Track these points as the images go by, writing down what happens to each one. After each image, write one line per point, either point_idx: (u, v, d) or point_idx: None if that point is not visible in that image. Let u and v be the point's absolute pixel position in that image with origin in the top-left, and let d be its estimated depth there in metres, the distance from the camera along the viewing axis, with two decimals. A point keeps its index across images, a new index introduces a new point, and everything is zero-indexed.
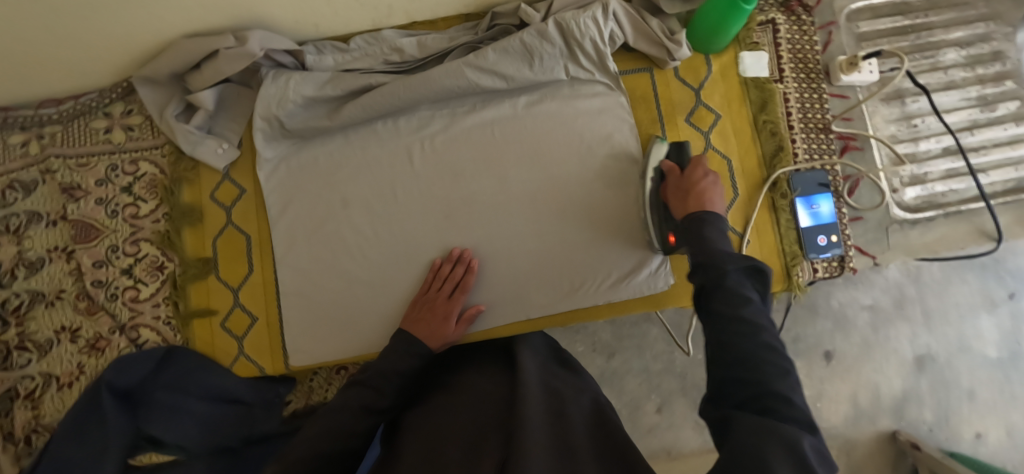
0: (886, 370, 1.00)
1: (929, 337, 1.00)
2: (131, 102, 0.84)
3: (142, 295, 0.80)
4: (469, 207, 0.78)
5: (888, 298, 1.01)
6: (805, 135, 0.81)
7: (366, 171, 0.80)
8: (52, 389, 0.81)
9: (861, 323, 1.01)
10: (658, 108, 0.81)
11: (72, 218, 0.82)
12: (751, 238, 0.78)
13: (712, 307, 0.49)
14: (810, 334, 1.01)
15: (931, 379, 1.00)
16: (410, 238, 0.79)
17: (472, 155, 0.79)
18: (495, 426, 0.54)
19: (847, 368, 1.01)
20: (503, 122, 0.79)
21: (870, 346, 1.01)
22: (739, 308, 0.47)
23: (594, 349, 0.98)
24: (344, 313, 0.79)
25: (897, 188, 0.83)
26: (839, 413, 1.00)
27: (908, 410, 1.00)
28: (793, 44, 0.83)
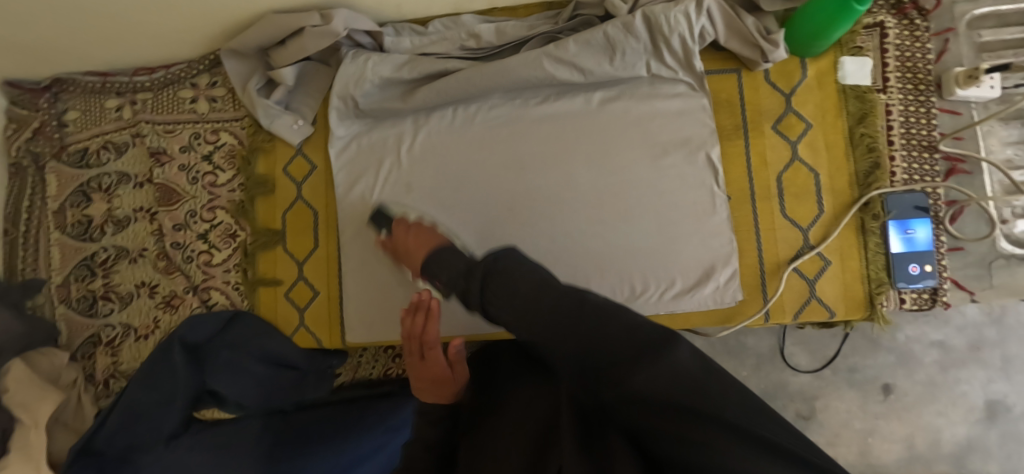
0: (951, 415, 0.93)
1: (1006, 385, 0.91)
2: (217, 74, 0.87)
3: (215, 260, 0.84)
4: (531, 200, 0.77)
5: (963, 339, 0.93)
6: (906, 153, 0.74)
7: (435, 158, 0.79)
8: (130, 339, 0.86)
9: (928, 361, 0.93)
10: (744, 113, 0.76)
11: (157, 181, 0.86)
12: (833, 260, 0.73)
13: (498, 298, 0.53)
14: (870, 366, 0.95)
15: (1002, 430, 0.92)
16: (470, 229, 0.78)
17: (537, 150, 0.78)
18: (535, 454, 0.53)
19: (906, 407, 0.94)
20: (574, 118, 0.77)
21: (936, 386, 0.93)
22: (515, 285, 0.51)
23: None
24: (402, 297, 0.80)
25: (1006, 219, 0.74)
26: (892, 452, 0.94)
27: (971, 460, 0.92)
28: (903, 50, 0.75)
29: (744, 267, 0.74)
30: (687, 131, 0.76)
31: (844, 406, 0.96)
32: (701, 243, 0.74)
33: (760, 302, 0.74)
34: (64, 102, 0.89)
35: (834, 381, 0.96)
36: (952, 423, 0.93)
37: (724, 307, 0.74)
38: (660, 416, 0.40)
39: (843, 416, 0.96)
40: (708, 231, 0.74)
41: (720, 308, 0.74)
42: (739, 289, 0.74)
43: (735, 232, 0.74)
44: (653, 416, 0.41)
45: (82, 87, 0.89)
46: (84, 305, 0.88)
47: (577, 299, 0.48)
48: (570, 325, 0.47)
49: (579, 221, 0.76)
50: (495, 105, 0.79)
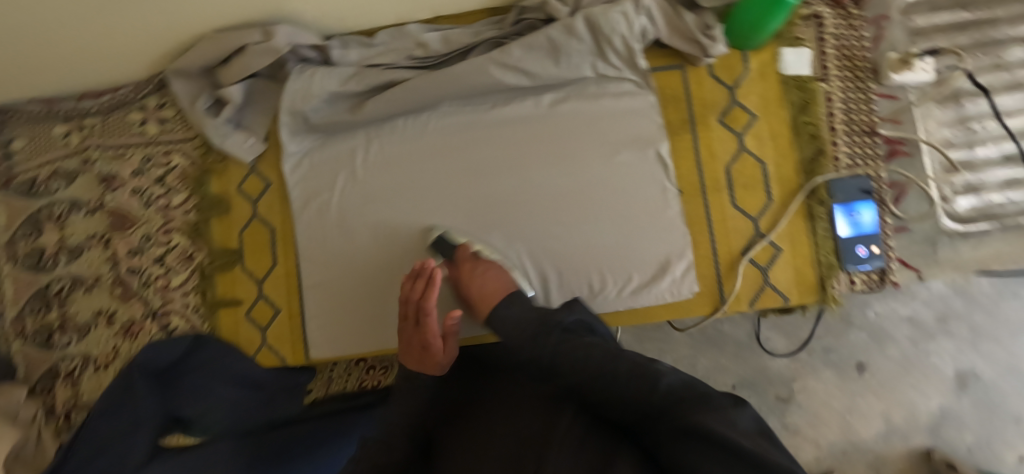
0: (925, 389, 1.00)
1: (974, 355, 1.00)
2: (164, 95, 0.86)
3: (172, 284, 0.83)
4: (489, 205, 0.78)
5: (931, 313, 1.02)
6: (849, 138, 0.76)
7: (391, 169, 0.79)
8: (89, 370, 0.84)
9: (900, 336, 1.01)
10: (691, 108, 0.77)
11: (110, 207, 0.85)
12: (784, 248, 0.75)
13: (564, 349, 0.56)
14: (844, 347, 1.02)
15: (972, 398, 1.00)
16: (430, 238, 0.78)
17: (494, 153, 0.78)
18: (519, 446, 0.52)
19: (881, 383, 1.02)
20: (526, 121, 0.78)
21: (909, 361, 1.01)
22: (586, 345, 0.55)
23: None
24: (363, 310, 0.80)
25: (948, 197, 0.76)
26: (870, 428, 1.01)
27: (945, 430, 1.00)
28: (840, 39, 0.77)
29: (697, 258, 0.76)
30: (635, 128, 0.77)
31: (822, 386, 1.02)
32: (656, 237, 0.75)
33: (714, 291, 0.75)
34: (7, 132, 0.87)
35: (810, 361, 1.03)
36: (926, 396, 1.01)
37: (681, 299, 0.75)
38: (692, 455, 0.41)
39: (823, 397, 1.02)
40: (662, 225, 0.75)
41: (677, 301, 0.75)
42: (695, 281, 0.75)
43: (687, 224, 0.76)
44: (686, 452, 0.41)
45: (25, 115, 0.87)
46: (40, 338, 0.86)
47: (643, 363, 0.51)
48: (631, 379, 0.49)
49: (537, 223, 0.77)
50: (447, 112, 0.79)
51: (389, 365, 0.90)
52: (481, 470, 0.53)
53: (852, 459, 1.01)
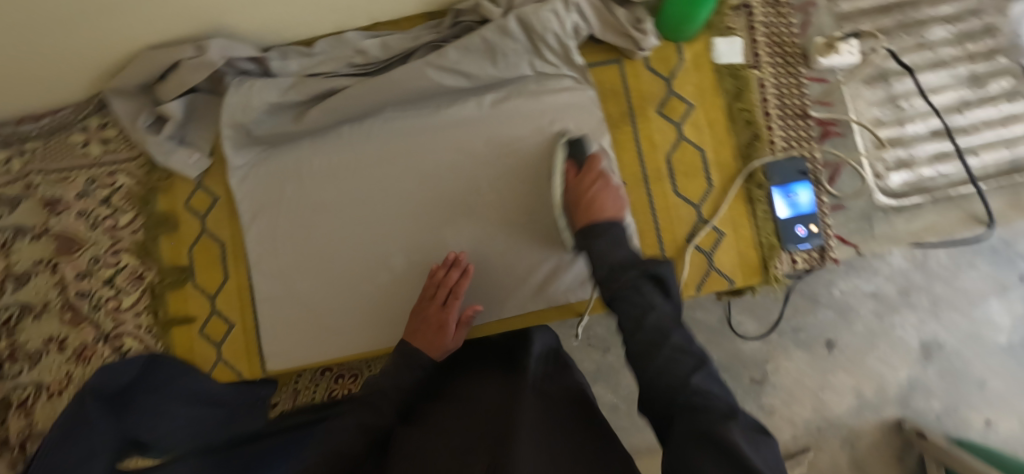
0: (892, 361, 1.17)
1: (935, 324, 1.17)
2: (106, 115, 0.85)
3: (124, 305, 0.82)
4: (438, 208, 0.79)
5: (894, 287, 1.18)
6: (783, 122, 0.78)
7: (340, 178, 0.80)
8: (43, 398, 0.83)
9: (865, 310, 1.18)
10: (629, 101, 0.79)
11: (55, 231, 0.84)
12: (726, 231, 0.77)
13: (623, 304, 0.61)
14: (813, 324, 1.18)
15: (938, 367, 1.16)
16: (383, 243, 0.79)
17: (441, 155, 0.79)
18: (490, 435, 0.58)
19: (850, 358, 1.18)
20: (470, 122, 0.79)
21: (874, 333, 1.17)
22: (643, 314, 0.59)
23: (590, 345, 1.20)
24: (319, 320, 0.80)
25: (881, 174, 0.79)
26: (843, 403, 1.17)
27: (915, 399, 1.16)
28: (768, 27, 0.80)
29: (643, 248, 0.77)
30: (574, 123, 0.78)
31: (794, 365, 1.17)
32: None
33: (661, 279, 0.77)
34: None
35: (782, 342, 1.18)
36: (893, 369, 1.16)
37: None
38: (699, 453, 0.46)
39: (795, 376, 1.18)
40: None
41: None
42: None
43: (632, 215, 0.77)
44: (692, 446, 0.47)
45: None
46: None
47: (683, 352, 0.57)
48: (660, 369, 0.55)
49: (486, 222, 0.78)
50: (391, 118, 0.80)
51: (357, 372, 0.92)
52: (459, 441, 0.60)
53: (827, 433, 1.17)
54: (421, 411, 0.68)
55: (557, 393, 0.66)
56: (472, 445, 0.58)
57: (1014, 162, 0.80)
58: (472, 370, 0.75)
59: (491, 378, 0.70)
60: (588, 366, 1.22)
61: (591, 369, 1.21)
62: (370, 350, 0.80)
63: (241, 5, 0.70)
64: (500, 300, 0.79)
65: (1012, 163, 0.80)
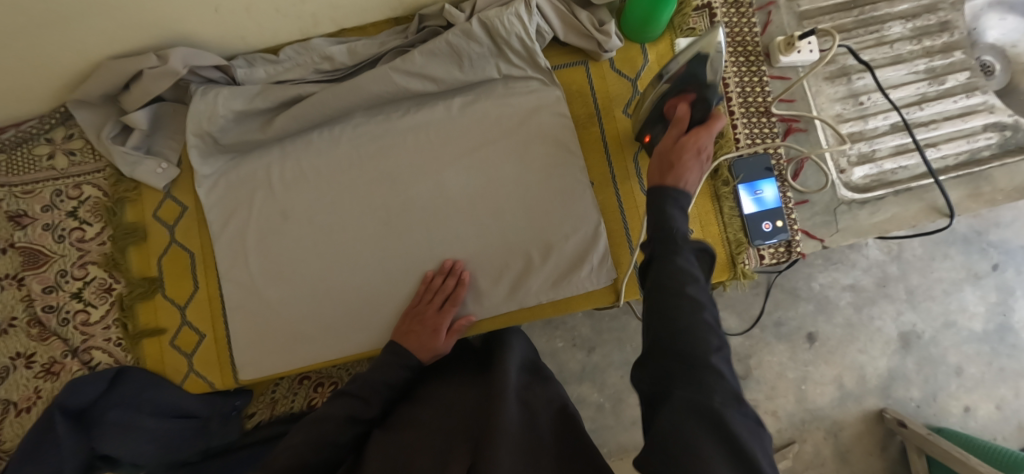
0: (872, 351, 1.23)
1: (913, 314, 1.23)
2: (72, 126, 0.85)
3: (92, 319, 0.81)
4: (409, 213, 0.80)
5: (871, 279, 1.24)
6: (747, 119, 0.79)
7: (311, 184, 0.81)
8: (10, 415, 0.81)
9: (843, 302, 1.23)
10: (596, 102, 0.80)
11: (19, 245, 0.83)
12: (694, 228, 0.78)
13: (659, 274, 0.51)
14: (794, 318, 1.23)
15: (916, 357, 1.23)
16: (354, 248, 0.80)
17: (411, 160, 0.80)
18: (472, 435, 0.58)
19: (831, 350, 1.23)
20: (440, 126, 0.80)
21: (854, 326, 1.23)
22: (683, 285, 0.49)
23: (575, 344, 1.23)
24: (291, 327, 0.79)
25: (845, 168, 0.80)
26: (825, 394, 1.22)
27: (896, 388, 1.22)
28: (731, 26, 0.81)
29: (612, 246, 0.78)
30: (541, 126, 0.79)
31: (777, 359, 1.23)
32: (570, 224, 0.77)
33: (633, 280, 0.78)
34: None
35: (764, 336, 1.23)
36: (874, 359, 1.23)
37: (601, 287, 0.78)
38: (694, 428, 0.42)
39: (778, 369, 1.23)
40: (576, 215, 0.78)
41: (596, 289, 0.78)
42: (613, 268, 0.77)
43: (601, 214, 0.78)
44: (686, 424, 0.42)
45: None
46: None
47: (709, 328, 0.47)
48: (677, 338, 0.47)
49: (457, 225, 0.79)
50: (362, 124, 0.81)
51: (338, 380, 0.88)
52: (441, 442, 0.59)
53: (812, 426, 1.21)
54: (398, 413, 0.67)
55: (538, 400, 0.66)
56: (454, 445, 0.57)
57: (974, 154, 0.82)
58: (448, 375, 0.74)
59: (469, 384, 0.70)
60: (572, 365, 1.23)
61: (574, 369, 1.22)
62: (344, 356, 0.80)
63: (200, 12, 0.69)
64: (472, 303, 0.78)
65: (971, 155, 0.82)
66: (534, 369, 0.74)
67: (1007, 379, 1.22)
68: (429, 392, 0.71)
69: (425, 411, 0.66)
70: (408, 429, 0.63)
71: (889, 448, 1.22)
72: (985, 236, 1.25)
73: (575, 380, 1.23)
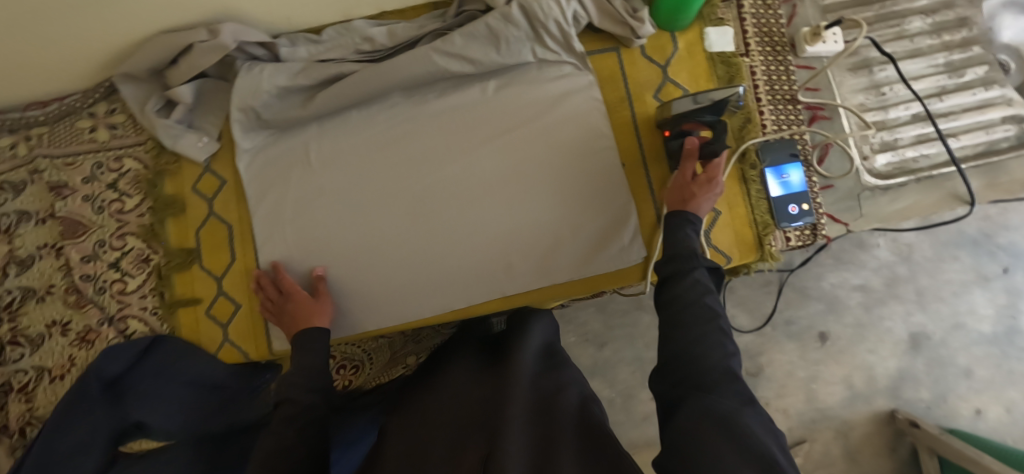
0: (880, 351, 1.25)
1: (922, 315, 1.25)
2: (115, 101, 0.87)
3: (129, 288, 0.82)
4: (442, 192, 0.81)
5: (880, 278, 1.27)
6: (773, 107, 0.82)
7: (346, 162, 0.82)
8: (44, 382, 0.82)
9: (852, 301, 1.26)
10: (626, 87, 0.83)
11: (60, 215, 0.84)
12: (722, 211, 0.80)
13: (679, 289, 0.63)
14: (803, 317, 1.26)
15: (926, 357, 1.25)
16: (386, 226, 0.81)
17: (442, 141, 0.81)
18: (485, 424, 0.60)
19: (841, 350, 1.26)
20: (474, 107, 0.82)
21: (863, 326, 1.26)
22: (701, 296, 0.62)
23: (585, 339, 1.31)
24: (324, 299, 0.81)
25: (868, 156, 0.82)
26: (834, 394, 1.25)
27: (906, 390, 1.24)
28: (758, 18, 0.84)
29: (642, 225, 0.80)
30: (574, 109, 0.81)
31: (786, 358, 1.26)
32: (601, 202, 0.79)
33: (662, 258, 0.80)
34: None
35: (774, 335, 1.27)
36: (883, 359, 1.25)
37: (632, 265, 0.80)
38: (709, 427, 0.50)
39: (788, 368, 1.26)
40: (608, 194, 0.79)
41: (627, 267, 0.80)
42: (643, 246, 0.79)
43: (631, 196, 0.80)
44: (701, 426, 0.50)
45: None
46: None
47: (723, 334, 0.59)
48: (691, 347, 0.58)
49: (488, 206, 0.80)
50: (397, 106, 0.82)
51: None
52: (459, 432, 0.62)
53: (822, 425, 1.24)
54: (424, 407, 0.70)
55: (555, 382, 0.65)
56: (469, 435, 0.59)
57: (993, 144, 0.84)
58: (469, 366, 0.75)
59: (486, 375, 0.70)
60: (583, 361, 1.30)
61: (586, 363, 1.30)
62: (383, 328, 0.81)
63: None
64: (505, 282, 0.79)
65: (991, 144, 0.84)
66: (553, 352, 0.73)
67: (1016, 380, 1.24)
68: (448, 383, 0.73)
69: (442, 404, 0.69)
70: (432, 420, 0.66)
71: (900, 450, 1.24)
72: (994, 238, 1.27)
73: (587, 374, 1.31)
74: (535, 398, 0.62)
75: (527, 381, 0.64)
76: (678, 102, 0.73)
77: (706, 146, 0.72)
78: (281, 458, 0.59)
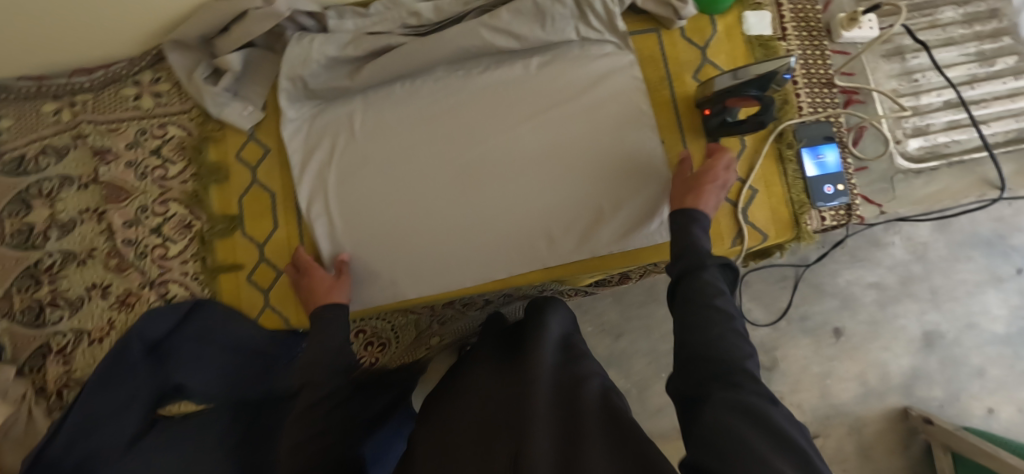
0: (894, 348, 1.27)
1: (936, 313, 1.27)
2: (160, 70, 0.87)
3: (171, 253, 0.83)
4: (484, 165, 0.82)
5: (895, 276, 1.28)
6: (809, 90, 0.83)
7: (388, 133, 0.83)
8: (83, 344, 0.83)
9: (867, 299, 1.28)
10: (666, 67, 0.84)
11: (103, 180, 0.85)
12: (759, 189, 0.81)
13: (692, 288, 0.62)
14: (818, 312, 1.28)
15: (940, 356, 1.26)
16: (427, 197, 0.82)
17: (484, 116, 0.83)
18: (508, 423, 0.56)
19: (855, 346, 1.27)
20: (515, 83, 0.83)
21: (878, 323, 1.28)
22: (714, 294, 0.61)
23: (602, 330, 1.32)
24: (364, 268, 0.81)
25: (901, 139, 0.84)
26: (847, 390, 1.26)
27: (919, 388, 1.25)
28: (795, 4, 0.86)
29: None
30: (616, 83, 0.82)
31: (801, 353, 1.28)
32: (641, 177, 0.80)
33: None
34: None
35: (790, 330, 1.29)
36: (897, 356, 1.26)
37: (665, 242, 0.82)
38: (735, 420, 0.48)
39: (803, 362, 1.28)
40: (647, 170, 0.81)
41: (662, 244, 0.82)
42: None
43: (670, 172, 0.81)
44: (730, 419, 0.48)
45: (16, 92, 0.89)
46: (31, 316, 0.84)
47: (738, 334, 0.57)
48: (707, 345, 0.56)
49: (528, 178, 0.81)
50: (441, 81, 0.84)
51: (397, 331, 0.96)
52: (475, 432, 0.59)
53: (835, 421, 1.25)
54: (439, 409, 0.68)
55: (578, 372, 0.62)
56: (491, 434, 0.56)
57: (1021, 132, 0.86)
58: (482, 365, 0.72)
59: (503, 372, 0.66)
60: (600, 351, 1.31)
61: (601, 354, 1.31)
62: (421, 297, 0.82)
63: None
64: (544, 254, 0.81)
65: (1019, 132, 0.86)
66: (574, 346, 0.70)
67: None
68: (470, 383, 0.70)
69: (462, 405, 0.66)
70: (444, 426, 0.63)
71: (913, 448, 1.24)
72: (1008, 239, 1.27)
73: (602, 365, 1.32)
74: (559, 390, 0.58)
75: (549, 375, 0.60)
76: (719, 77, 0.74)
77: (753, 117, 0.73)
78: (302, 453, 0.60)
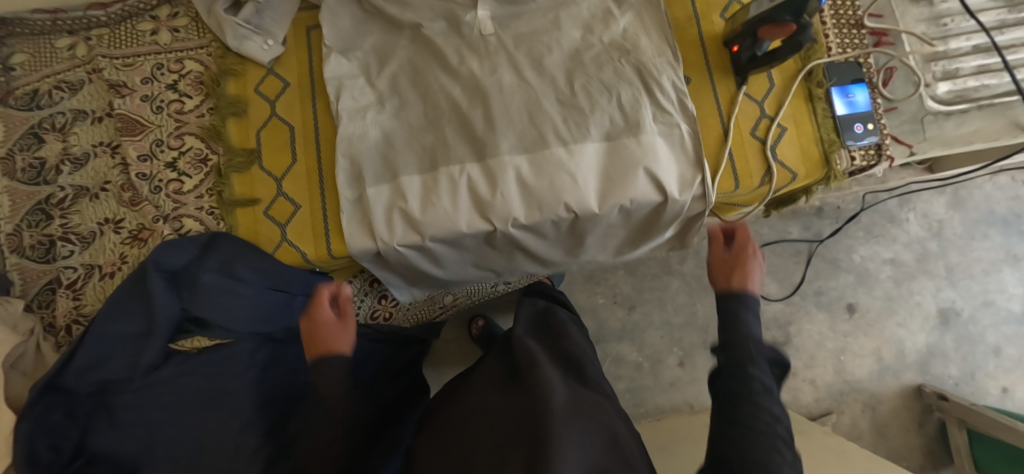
0: (909, 325, 1.24)
1: (951, 291, 1.25)
2: (177, 5, 0.87)
3: (186, 188, 0.81)
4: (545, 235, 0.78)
5: (910, 253, 1.26)
6: (838, 30, 0.82)
7: (463, 240, 0.76)
8: (94, 279, 0.81)
9: (883, 275, 1.26)
10: (693, 6, 0.82)
11: (117, 113, 0.83)
12: (788, 127, 0.80)
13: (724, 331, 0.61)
14: (833, 288, 1.26)
15: (955, 333, 1.24)
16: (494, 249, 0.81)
17: (565, 213, 0.73)
18: (523, 440, 0.59)
19: (870, 322, 1.25)
20: (590, 162, 0.73)
21: (893, 299, 1.25)
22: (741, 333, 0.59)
23: (616, 302, 1.24)
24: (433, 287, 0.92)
25: (930, 82, 0.84)
26: (863, 367, 1.23)
27: (934, 365, 1.23)
28: None
29: (707, 135, 0.78)
30: (651, 10, 0.79)
31: (816, 329, 1.24)
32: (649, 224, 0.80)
33: (728, 171, 0.78)
34: (10, 46, 0.87)
35: (804, 305, 1.26)
36: (913, 334, 1.24)
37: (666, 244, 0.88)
38: None
39: (817, 339, 1.24)
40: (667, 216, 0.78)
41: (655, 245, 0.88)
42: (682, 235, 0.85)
43: (697, 112, 0.79)
44: None
45: (29, 27, 0.87)
46: (39, 252, 0.82)
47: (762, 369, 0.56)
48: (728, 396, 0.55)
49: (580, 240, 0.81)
50: (493, 91, 0.75)
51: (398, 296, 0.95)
52: (479, 447, 0.62)
53: (849, 398, 1.22)
54: (443, 415, 0.73)
55: (592, 399, 0.65)
56: (507, 449, 0.59)
57: None
58: (481, 379, 0.75)
59: (506, 388, 0.69)
60: (611, 323, 1.24)
61: (613, 327, 1.24)
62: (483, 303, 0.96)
63: None
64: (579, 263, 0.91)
65: None
66: (572, 358, 0.75)
67: None
68: (473, 390, 0.74)
69: (466, 415, 0.69)
70: (446, 434, 0.68)
71: (927, 426, 1.22)
72: None
73: (613, 338, 1.24)
74: (572, 410, 0.62)
75: (562, 398, 0.62)
76: (751, 7, 0.73)
77: (790, 40, 0.70)
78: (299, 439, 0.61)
